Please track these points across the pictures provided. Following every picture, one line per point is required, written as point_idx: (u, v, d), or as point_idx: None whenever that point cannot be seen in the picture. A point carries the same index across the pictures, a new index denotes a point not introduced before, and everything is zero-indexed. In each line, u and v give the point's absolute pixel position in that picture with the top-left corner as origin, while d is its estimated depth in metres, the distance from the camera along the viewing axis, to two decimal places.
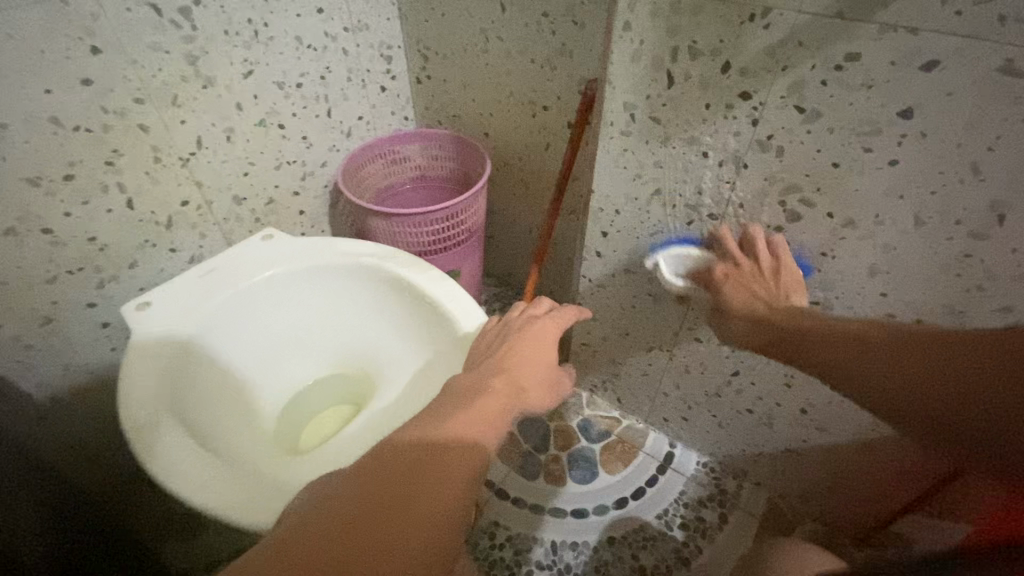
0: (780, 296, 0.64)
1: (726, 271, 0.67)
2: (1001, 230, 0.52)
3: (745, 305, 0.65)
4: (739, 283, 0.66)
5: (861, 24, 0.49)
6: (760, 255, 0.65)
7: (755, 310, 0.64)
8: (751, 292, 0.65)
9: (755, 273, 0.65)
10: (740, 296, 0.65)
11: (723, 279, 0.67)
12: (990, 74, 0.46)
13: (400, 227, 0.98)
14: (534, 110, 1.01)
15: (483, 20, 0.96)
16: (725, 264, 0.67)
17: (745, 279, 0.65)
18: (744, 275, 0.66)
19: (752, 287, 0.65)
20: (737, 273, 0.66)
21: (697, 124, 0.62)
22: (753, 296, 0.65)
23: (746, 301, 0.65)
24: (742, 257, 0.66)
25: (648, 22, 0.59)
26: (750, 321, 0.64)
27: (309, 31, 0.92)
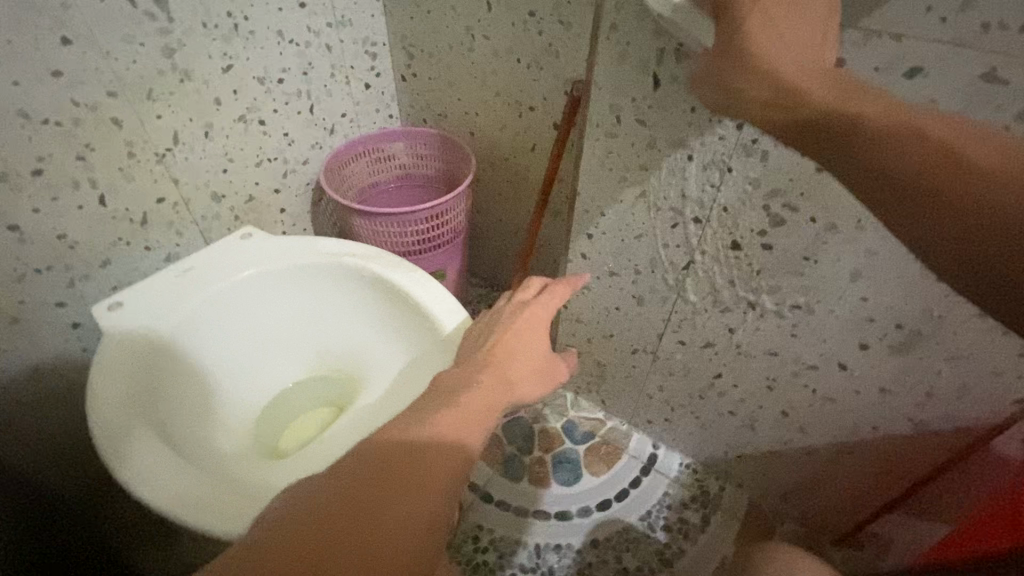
0: (815, 39, 0.48)
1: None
2: None
3: (777, 51, 0.47)
4: (771, 12, 0.47)
5: (845, 30, 0.49)
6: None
7: (791, 67, 0.47)
8: (787, 29, 0.47)
9: (794, 7, 0.47)
10: (773, 38, 0.47)
11: (752, 7, 0.48)
12: (974, 82, 0.47)
13: (384, 227, 0.97)
14: (520, 110, 1.00)
15: (469, 18, 0.95)
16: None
17: (780, 6, 0.47)
18: (780, 2, 0.47)
19: (789, 19, 0.47)
20: (770, 1, 0.47)
21: (683, 126, 0.62)
22: (788, 47, 0.47)
23: (779, 51, 0.48)
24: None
25: (635, 23, 0.58)
26: (772, 86, 0.48)
27: (292, 26, 0.90)
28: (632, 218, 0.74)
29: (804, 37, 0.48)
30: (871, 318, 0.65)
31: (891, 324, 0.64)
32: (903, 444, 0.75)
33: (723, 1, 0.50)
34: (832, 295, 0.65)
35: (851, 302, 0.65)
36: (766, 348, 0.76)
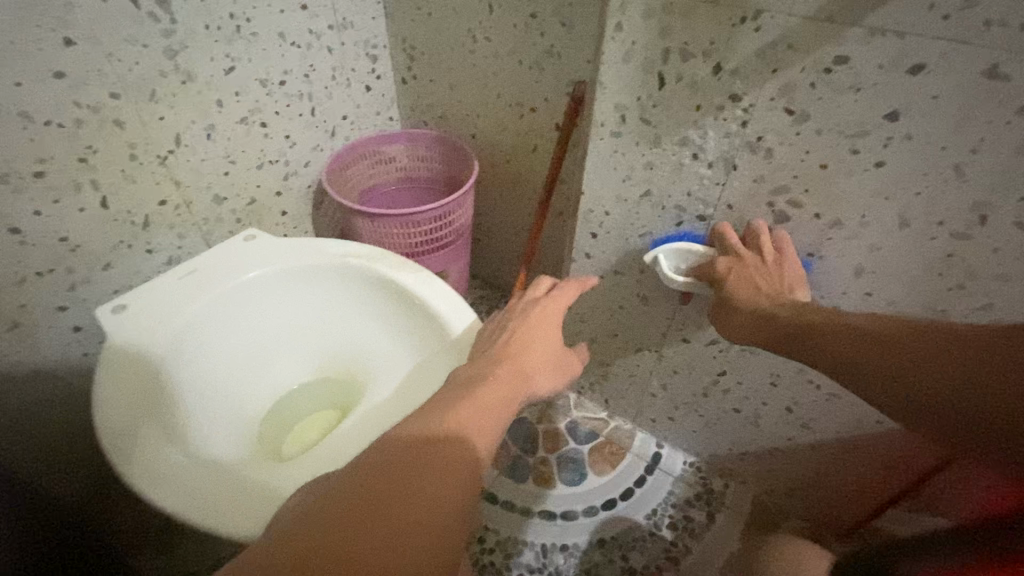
0: (782, 289, 0.63)
1: (727, 266, 0.65)
2: (982, 230, 0.54)
3: (748, 298, 0.64)
4: (741, 276, 0.64)
5: (849, 28, 0.50)
6: (765, 250, 0.64)
7: (758, 303, 0.63)
8: (754, 282, 0.63)
9: (762, 269, 0.63)
10: (745, 290, 0.64)
11: (725, 272, 0.65)
12: (975, 78, 0.47)
13: (387, 228, 0.97)
14: (521, 112, 1.01)
15: (470, 20, 0.95)
16: (726, 257, 0.66)
17: (748, 270, 0.63)
18: (746, 268, 0.64)
19: (755, 278, 0.63)
20: (739, 264, 0.64)
21: (688, 125, 0.63)
22: (760, 291, 0.63)
23: (749, 296, 0.64)
24: (745, 251, 0.65)
25: (640, 23, 0.59)
26: (752, 315, 0.63)
27: (294, 28, 0.90)
28: (637, 217, 0.75)
29: (772, 287, 0.63)
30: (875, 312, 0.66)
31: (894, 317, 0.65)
32: (907, 438, 0.76)
33: (709, 266, 0.68)
34: (836, 290, 0.66)
35: (855, 297, 0.66)
36: None
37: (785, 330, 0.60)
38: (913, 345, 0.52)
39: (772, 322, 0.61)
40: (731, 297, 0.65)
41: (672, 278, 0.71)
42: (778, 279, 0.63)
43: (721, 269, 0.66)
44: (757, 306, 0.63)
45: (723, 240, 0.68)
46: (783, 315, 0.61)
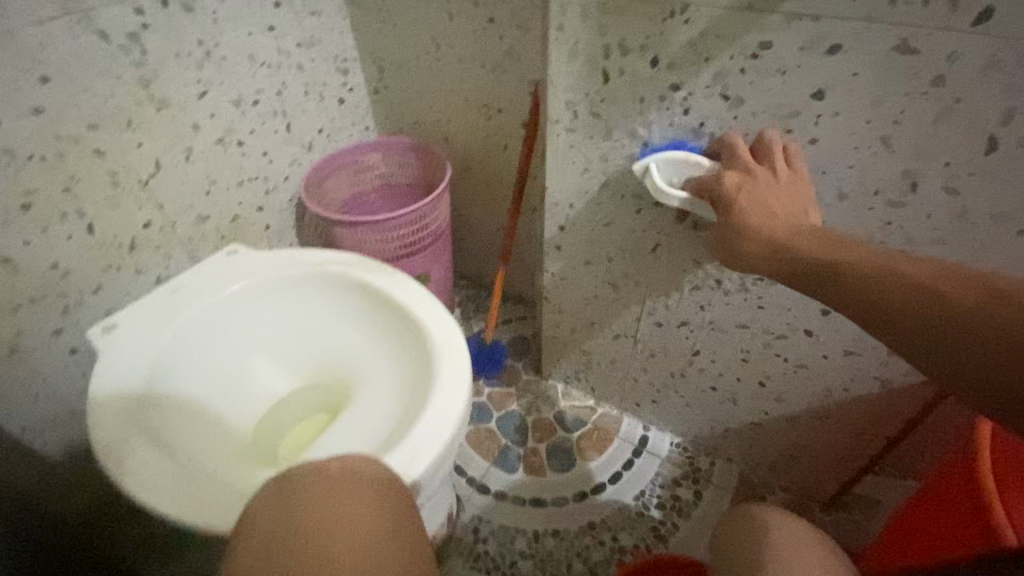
0: (796, 210, 0.54)
1: (735, 181, 0.56)
2: (915, 197, 0.56)
3: (758, 216, 0.54)
4: (750, 192, 0.55)
5: (768, 15, 0.53)
6: (778, 165, 0.56)
7: (767, 221, 0.53)
8: (766, 201, 0.54)
9: (776, 184, 0.55)
10: (756, 207, 0.54)
11: (731, 188, 0.56)
12: (890, 53, 0.50)
13: (366, 235, 1.00)
14: (489, 113, 1.04)
15: (432, 29, 0.99)
16: (734, 172, 0.57)
17: (760, 188, 0.55)
18: (757, 186, 0.55)
19: (764, 195, 0.55)
20: (750, 181, 0.56)
21: (635, 116, 0.66)
22: (774, 209, 0.54)
23: (758, 213, 0.54)
24: (755, 165, 0.57)
25: (580, 23, 0.62)
26: (765, 243, 0.52)
27: (263, 49, 0.94)
28: (600, 208, 0.78)
29: (785, 206, 0.54)
30: None
31: None
32: (874, 401, 0.78)
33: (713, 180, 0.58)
34: None
35: None
36: (737, 322, 0.80)
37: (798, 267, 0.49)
38: (971, 307, 0.37)
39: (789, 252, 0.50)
40: (738, 218, 0.55)
41: (666, 194, 0.62)
42: (792, 197, 0.55)
43: (727, 185, 0.56)
44: (770, 226, 0.52)
45: (731, 155, 0.59)
46: (804, 246, 0.49)
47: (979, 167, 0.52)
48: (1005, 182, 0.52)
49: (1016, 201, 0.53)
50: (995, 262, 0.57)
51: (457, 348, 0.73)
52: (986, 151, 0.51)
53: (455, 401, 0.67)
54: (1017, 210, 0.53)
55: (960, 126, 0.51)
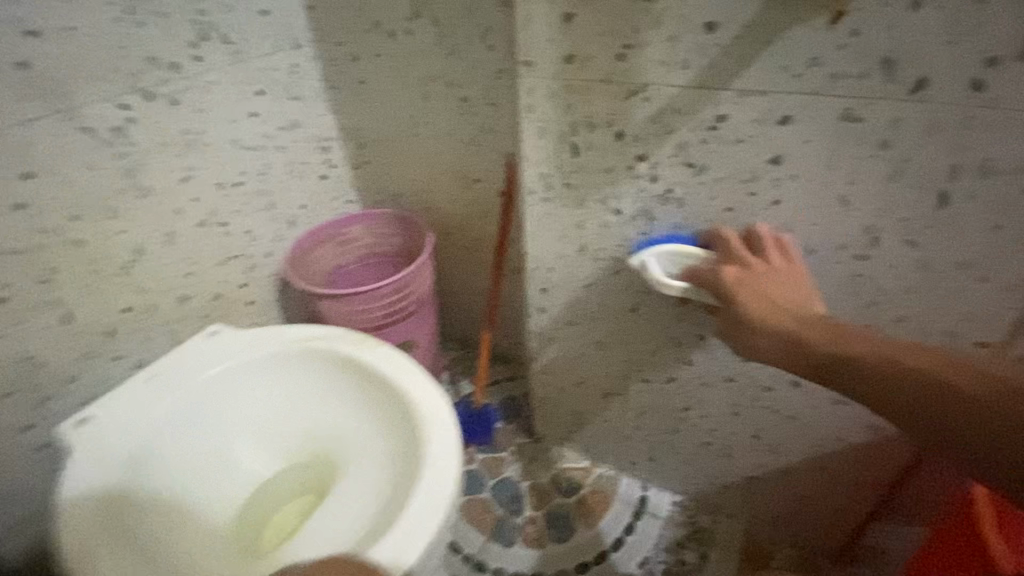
0: (801, 302, 0.57)
1: (737, 272, 0.59)
2: (878, 251, 0.58)
3: (764, 308, 0.56)
4: (753, 286, 0.58)
5: (720, 91, 0.57)
6: (771, 255, 0.60)
7: (771, 311, 0.56)
8: (766, 291, 0.58)
9: (772, 275, 0.59)
10: (758, 297, 0.57)
11: (733, 279, 0.59)
12: (837, 121, 0.53)
13: (351, 306, 1.00)
14: (467, 183, 1.08)
15: (409, 109, 1.04)
16: (732, 265, 0.60)
17: (759, 282, 0.58)
18: (758, 277, 0.59)
19: (764, 285, 0.58)
20: (748, 275, 0.59)
21: (606, 185, 0.69)
22: (776, 299, 0.57)
23: (763, 304, 0.57)
24: (751, 258, 0.61)
25: (548, 103, 0.66)
26: (774, 334, 0.55)
27: (246, 134, 0.97)
28: (579, 271, 0.80)
29: (787, 297, 0.57)
30: None
31: None
32: (870, 450, 0.78)
33: (711, 270, 0.61)
34: None
35: None
36: (725, 375, 0.80)
37: (820, 361, 0.51)
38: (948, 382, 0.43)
39: (799, 345, 0.53)
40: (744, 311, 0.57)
41: (666, 287, 0.65)
42: (791, 290, 0.58)
43: (728, 277, 0.59)
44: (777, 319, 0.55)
45: (727, 248, 0.62)
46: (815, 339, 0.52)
47: (934, 219, 0.54)
48: (962, 234, 0.54)
49: (976, 249, 0.54)
50: (965, 308, 0.58)
51: (444, 423, 0.71)
52: (938, 206, 0.53)
53: (445, 481, 0.65)
54: (977, 258, 0.54)
55: (911, 184, 0.53)
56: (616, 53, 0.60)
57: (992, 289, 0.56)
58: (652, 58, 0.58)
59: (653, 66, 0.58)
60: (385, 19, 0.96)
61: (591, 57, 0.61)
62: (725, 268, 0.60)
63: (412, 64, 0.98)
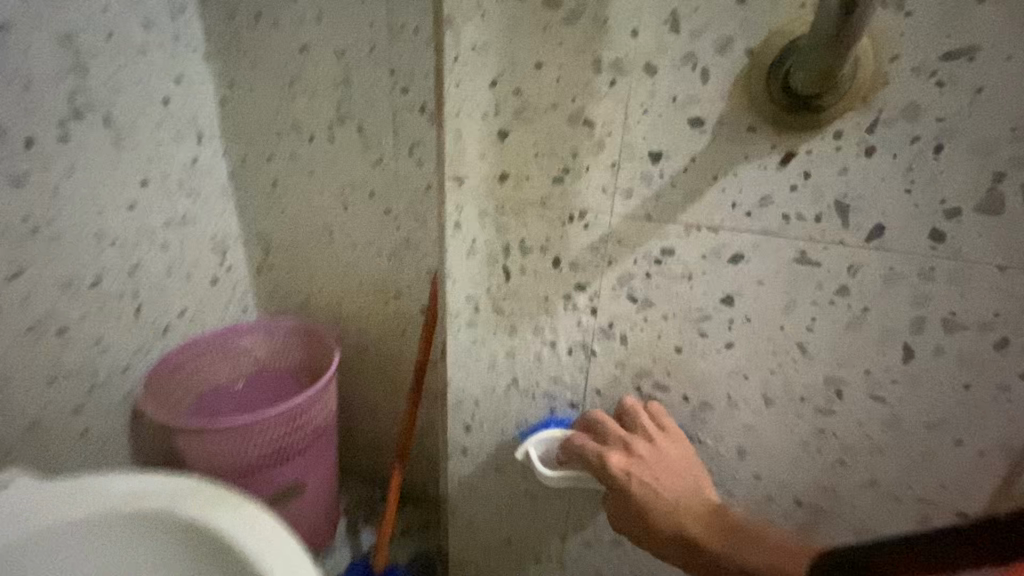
0: (685, 490, 0.52)
1: (623, 457, 0.54)
2: (843, 405, 0.52)
3: (667, 505, 0.51)
4: (639, 474, 0.52)
5: (667, 223, 0.51)
6: (647, 426, 0.56)
7: (680, 508, 0.51)
8: (663, 484, 0.52)
9: (661, 460, 0.54)
10: (659, 494, 0.51)
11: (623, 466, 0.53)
12: (791, 263, 0.48)
13: (219, 444, 0.78)
14: (386, 297, 0.96)
15: (325, 214, 0.94)
16: (614, 448, 0.55)
17: (644, 468, 0.53)
18: (642, 463, 0.53)
19: (659, 476, 0.53)
20: (634, 459, 0.54)
21: (540, 314, 0.60)
22: (678, 495, 0.52)
23: (670, 500, 0.51)
24: (630, 436, 0.56)
25: (478, 221, 0.58)
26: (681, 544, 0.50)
27: (117, 228, 0.80)
28: (508, 409, 0.68)
29: (673, 486, 0.52)
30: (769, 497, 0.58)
31: (790, 502, 0.58)
32: None
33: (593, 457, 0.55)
34: (727, 474, 0.59)
35: (747, 481, 0.58)
36: None
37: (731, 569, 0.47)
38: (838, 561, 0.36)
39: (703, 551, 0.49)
40: (646, 514, 0.51)
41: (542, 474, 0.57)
42: (675, 473, 0.53)
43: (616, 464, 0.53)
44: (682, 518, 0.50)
45: (600, 426, 0.58)
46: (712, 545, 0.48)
47: (900, 374, 0.49)
48: (931, 392, 0.48)
49: (946, 411, 0.49)
50: (940, 474, 0.51)
51: None
52: (904, 360, 0.48)
53: None
54: (949, 420, 0.49)
55: (873, 334, 0.48)
56: (554, 175, 0.54)
57: (968, 454, 0.50)
58: (593, 184, 0.53)
59: (594, 192, 0.53)
60: (306, 121, 0.88)
61: (526, 177, 0.55)
62: (604, 452, 0.54)
63: (331, 168, 0.90)
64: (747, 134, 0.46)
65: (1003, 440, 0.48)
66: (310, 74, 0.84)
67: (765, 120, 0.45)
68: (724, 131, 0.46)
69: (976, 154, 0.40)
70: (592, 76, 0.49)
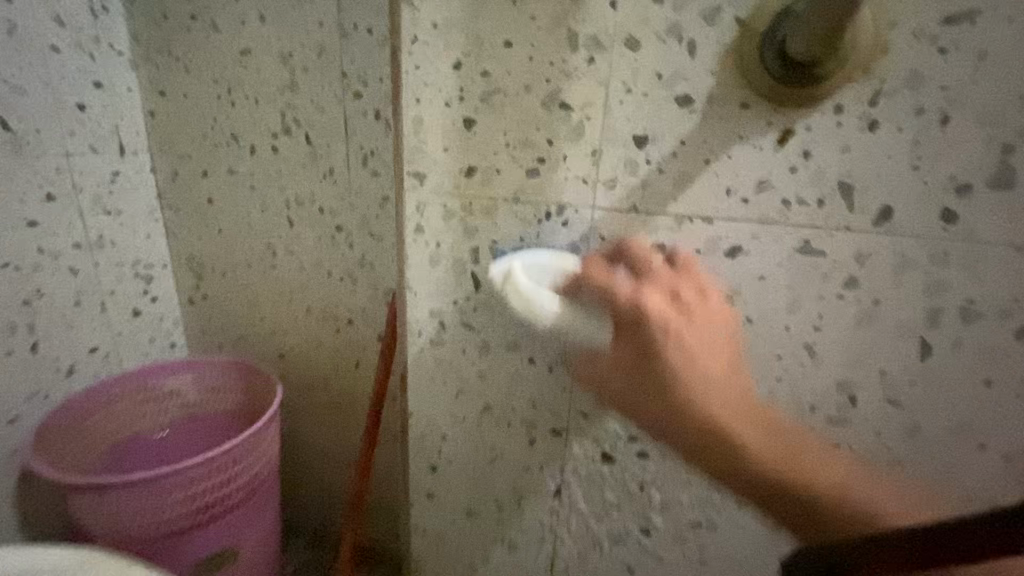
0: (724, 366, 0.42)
1: (662, 303, 0.41)
2: (857, 413, 0.47)
3: (694, 371, 0.40)
4: (675, 330, 0.41)
5: (656, 216, 0.46)
6: (692, 280, 0.44)
7: (706, 386, 0.40)
8: (699, 344, 0.41)
9: (708, 321, 0.42)
10: (689, 355, 0.40)
11: (660, 315, 0.41)
12: (794, 255, 0.44)
13: (125, 504, 0.64)
14: (337, 324, 0.86)
15: (268, 234, 0.84)
16: (650, 289, 0.42)
17: (680, 324, 0.41)
18: (681, 320, 0.41)
19: (696, 338, 0.41)
20: (672, 313, 0.41)
21: (515, 327, 0.53)
22: (712, 367, 0.41)
23: (702, 374, 0.40)
24: (671, 280, 0.43)
25: (442, 223, 0.52)
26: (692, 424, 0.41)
27: (11, 248, 0.68)
28: (481, 441, 0.59)
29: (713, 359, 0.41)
30: None
31: None
32: None
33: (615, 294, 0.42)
34: None
35: None
36: None
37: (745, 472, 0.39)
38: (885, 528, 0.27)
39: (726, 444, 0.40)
40: (663, 369, 0.41)
41: (539, 312, 0.43)
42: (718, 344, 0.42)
43: (651, 311, 0.41)
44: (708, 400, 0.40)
45: (632, 258, 0.45)
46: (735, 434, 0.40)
47: (916, 374, 0.44)
48: (950, 392, 0.44)
49: (967, 410, 0.45)
50: (965, 482, 0.47)
51: None
52: (921, 358, 0.44)
53: None
54: (971, 421, 0.45)
55: (885, 331, 0.44)
56: (527, 167, 0.48)
57: (992, 459, 0.45)
58: (571, 174, 0.47)
59: (573, 184, 0.47)
60: (245, 132, 0.80)
61: (496, 170, 0.49)
62: (637, 289, 0.42)
63: (274, 183, 0.81)
64: (740, 112, 0.42)
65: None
66: (250, 80, 0.77)
67: (759, 95, 0.41)
68: (714, 110, 0.42)
69: (985, 125, 0.38)
70: (567, 54, 0.44)
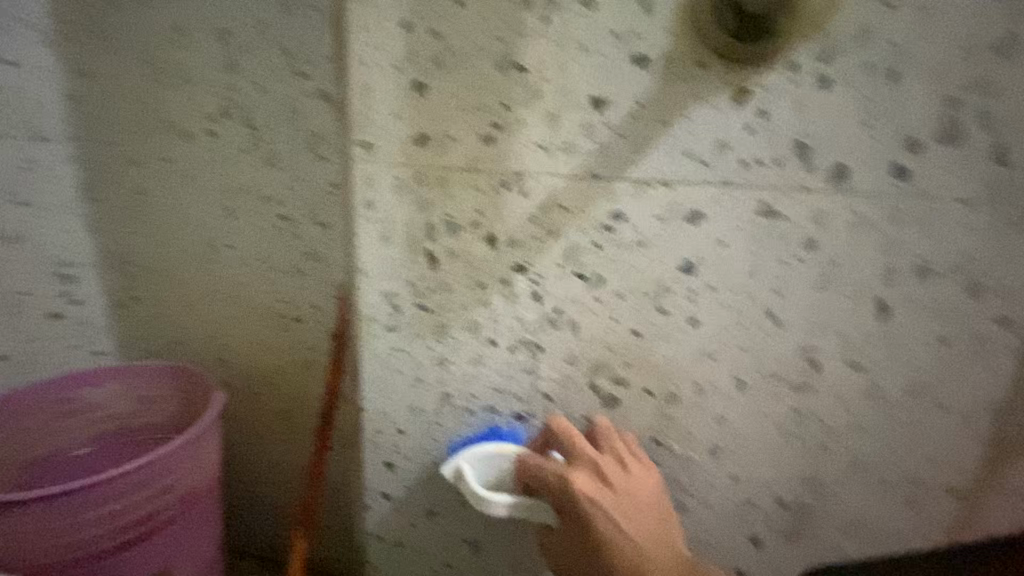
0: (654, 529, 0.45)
1: (594, 486, 0.45)
2: (821, 379, 0.46)
3: (630, 544, 0.44)
4: (612, 513, 0.44)
5: (617, 182, 0.45)
6: (619, 454, 0.48)
7: (640, 555, 0.44)
8: (630, 517, 0.45)
9: (637, 491, 0.46)
10: (624, 535, 0.44)
11: (588, 497, 0.45)
12: (754, 218, 0.43)
13: (30, 526, 0.56)
14: (285, 323, 0.81)
15: (206, 227, 0.78)
16: (583, 474, 0.46)
17: (614, 502, 0.45)
18: (616, 500, 0.45)
19: (628, 511, 0.45)
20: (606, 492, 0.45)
21: (473, 306, 0.50)
22: (644, 538, 0.44)
23: (631, 545, 0.44)
24: (602, 460, 0.47)
25: (393, 196, 0.48)
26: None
27: None
28: (441, 434, 0.55)
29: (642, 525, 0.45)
30: (750, 501, 0.51)
31: (773, 503, 0.50)
32: None
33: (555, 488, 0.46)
34: (702, 479, 0.51)
35: (724, 486, 0.51)
36: None
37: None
38: None
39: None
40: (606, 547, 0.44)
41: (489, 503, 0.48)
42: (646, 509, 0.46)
43: (580, 495, 0.45)
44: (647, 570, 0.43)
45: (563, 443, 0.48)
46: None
47: (876, 335, 0.45)
48: (910, 353, 0.45)
49: (925, 370, 0.45)
50: (924, 443, 0.47)
51: None
52: (880, 318, 0.44)
53: None
54: (930, 380, 0.45)
55: (845, 292, 0.44)
56: (483, 133, 0.46)
57: (948, 417, 0.46)
58: (529, 141, 0.45)
59: (531, 151, 0.45)
60: (179, 116, 0.74)
61: (450, 137, 0.46)
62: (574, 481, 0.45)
63: (212, 171, 0.76)
64: (698, 71, 0.41)
65: (980, 397, 0.45)
66: (184, 60, 0.71)
67: (716, 53, 0.40)
68: (671, 69, 0.41)
69: (932, 80, 0.38)
70: (521, 13, 0.42)
